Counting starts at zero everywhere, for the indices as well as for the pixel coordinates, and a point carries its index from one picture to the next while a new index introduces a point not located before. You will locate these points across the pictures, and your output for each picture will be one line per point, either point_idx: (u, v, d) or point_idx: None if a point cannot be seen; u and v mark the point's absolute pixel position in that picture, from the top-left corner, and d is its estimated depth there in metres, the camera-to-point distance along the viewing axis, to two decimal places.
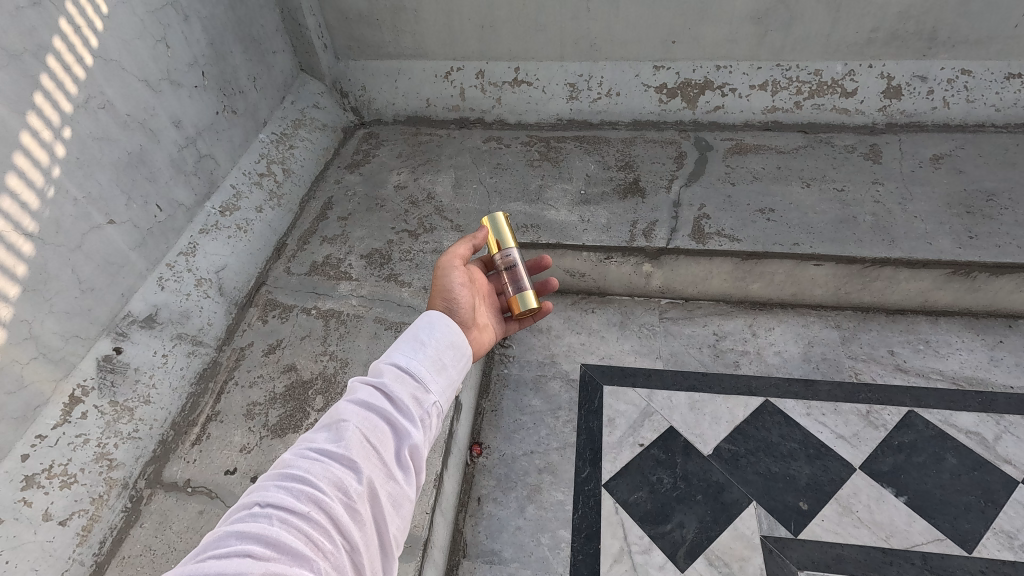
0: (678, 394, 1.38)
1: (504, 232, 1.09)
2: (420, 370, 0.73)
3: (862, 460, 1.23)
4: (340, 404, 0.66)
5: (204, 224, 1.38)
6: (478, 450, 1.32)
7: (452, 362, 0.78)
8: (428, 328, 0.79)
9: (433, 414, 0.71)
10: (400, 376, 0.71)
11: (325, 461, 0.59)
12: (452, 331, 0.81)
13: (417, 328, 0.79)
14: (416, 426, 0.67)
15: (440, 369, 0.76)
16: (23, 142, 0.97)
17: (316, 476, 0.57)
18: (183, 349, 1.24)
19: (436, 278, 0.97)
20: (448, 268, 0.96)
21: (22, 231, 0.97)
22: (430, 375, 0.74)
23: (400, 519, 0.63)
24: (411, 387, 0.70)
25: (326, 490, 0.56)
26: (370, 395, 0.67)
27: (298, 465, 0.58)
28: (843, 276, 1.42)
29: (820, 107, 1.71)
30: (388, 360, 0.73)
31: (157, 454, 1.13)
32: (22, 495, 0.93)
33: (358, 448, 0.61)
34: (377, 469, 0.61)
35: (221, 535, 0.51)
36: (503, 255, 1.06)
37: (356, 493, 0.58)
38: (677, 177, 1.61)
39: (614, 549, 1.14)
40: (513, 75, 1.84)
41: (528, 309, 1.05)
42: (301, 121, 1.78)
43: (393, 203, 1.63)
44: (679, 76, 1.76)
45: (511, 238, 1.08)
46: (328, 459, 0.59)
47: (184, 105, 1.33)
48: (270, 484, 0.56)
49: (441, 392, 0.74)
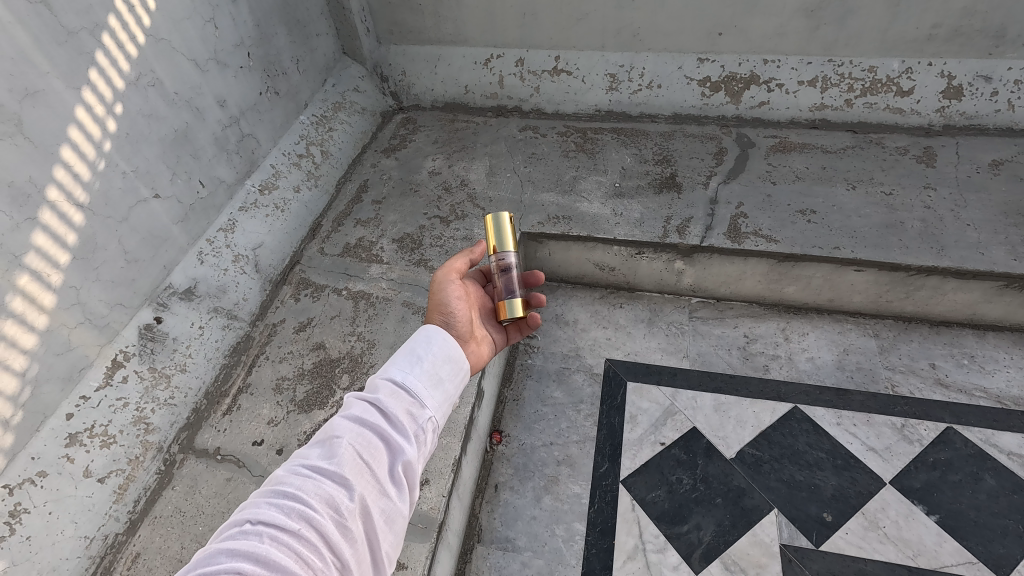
0: (703, 395, 1.35)
1: (502, 233, 1.05)
2: (416, 385, 0.74)
3: (893, 475, 1.19)
4: (335, 420, 0.67)
5: (244, 202, 1.43)
6: (498, 438, 1.33)
7: (449, 376, 0.79)
8: (426, 343, 0.80)
9: (429, 429, 0.72)
10: (396, 391, 0.72)
11: (316, 478, 0.61)
12: (449, 345, 0.82)
13: (414, 342, 0.80)
14: (410, 442, 0.68)
15: (437, 383, 0.76)
16: (77, 117, 1.01)
17: (307, 494, 0.59)
18: (219, 322, 1.28)
19: (433, 292, 0.97)
20: (445, 282, 0.97)
21: (74, 202, 1.02)
22: (426, 390, 0.74)
23: (394, 536, 0.64)
24: (406, 402, 0.71)
25: (316, 507, 0.58)
26: (364, 412, 0.69)
27: (290, 482, 0.60)
28: (886, 283, 1.37)
29: (872, 105, 1.64)
30: (384, 374, 0.74)
31: (191, 422, 1.17)
32: (66, 452, 0.99)
33: (350, 465, 0.62)
34: (370, 485, 0.63)
35: (213, 551, 0.53)
36: (500, 258, 1.03)
37: (347, 510, 0.59)
38: (715, 174, 1.58)
39: (628, 546, 1.13)
40: (553, 64, 1.82)
41: (515, 316, 1.00)
42: (342, 104, 1.81)
43: (427, 188, 1.64)
44: (724, 69, 1.70)
45: (508, 240, 1.05)
46: (320, 475, 0.61)
47: (229, 85, 1.37)
48: (263, 501, 0.58)
49: (437, 407, 0.75)
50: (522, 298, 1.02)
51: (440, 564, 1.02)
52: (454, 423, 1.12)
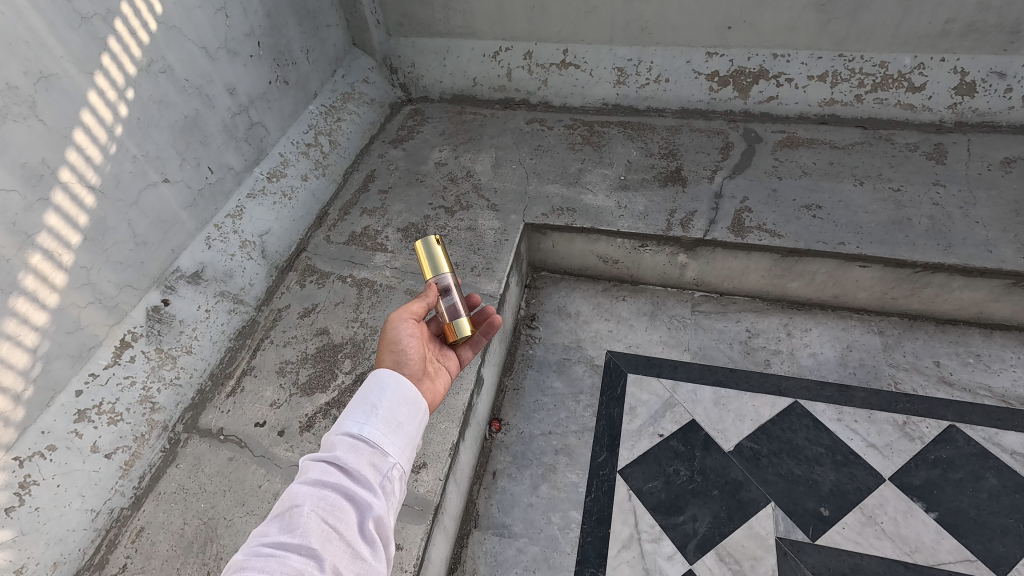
0: (703, 388, 1.35)
1: (434, 254, 1.06)
2: (376, 435, 0.73)
3: (893, 472, 1.18)
4: (294, 488, 0.67)
5: (252, 189, 1.45)
6: (498, 426, 1.33)
7: (408, 418, 0.78)
8: (379, 387, 0.78)
9: (394, 478, 0.72)
10: (354, 446, 0.71)
11: (281, 555, 0.60)
12: (404, 385, 0.80)
13: (368, 389, 0.79)
14: (376, 495, 0.69)
15: (398, 428, 0.76)
16: (90, 101, 1.03)
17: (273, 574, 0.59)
18: (226, 306, 1.31)
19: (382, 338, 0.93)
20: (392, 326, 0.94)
21: (86, 184, 1.04)
22: (387, 438, 0.74)
23: None
24: (367, 455, 0.71)
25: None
26: (323, 474, 0.68)
27: (253, 565, 0.59)
28: (891, 280, 1.36)
29: (883, 101, 1.62)
30: (340, 430, 0.74)
31: (195, 402, 1.19)
32: (74, 427, 1.02)
33: (315, 535, 0.62)
34: (339, 550, 0.63)
35: None
36: (436, 282, 1.03)
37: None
38: (721, 168, 1.57)
39: (623, 535, 1.14)
40: (561, 57, 1.82)
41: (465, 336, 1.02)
42: (351, 95, 1.83)
43: (433, 178, 1.66)
44: (732, 63, 1.70)
45: (441, 261, 1.05)
46: (285, 552, 0.61)
47: (239, 74, 1.39)
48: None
49: (401, 452, 0.75)
50: (465, 317, 1.02)
51: (435, 547, 1.03)
52: (452, 409, 1.14)
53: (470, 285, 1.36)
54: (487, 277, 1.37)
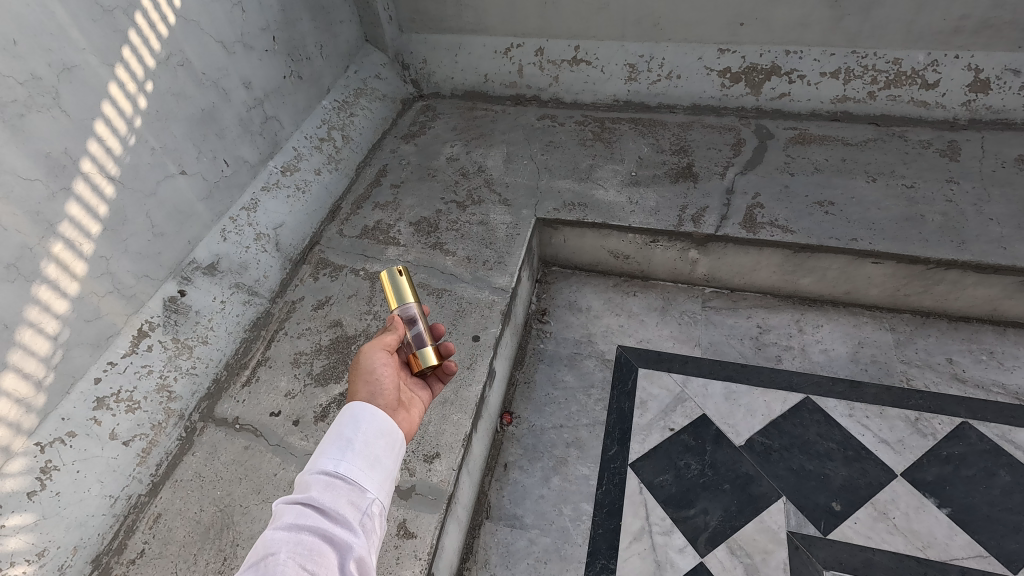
0: (714, 382, 1.36)
1: (397, 283, 0.94)
2: (353, 471, 0.65)
3: (905, 467, 1.18)
4: (266, 536, 0.57)
5: (266, 183, 1.46)
6: (509, 419, 1.34)
7: (385, 452, 0.71)
8: (353, 420, 0.71)
9: (375, 516, 0.64)
10: (331, 484, 0.63)
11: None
12: (380, 416, 0.73)
13: (340, 423, 0.71)
14: (357, 535, 0.60)
15: (375, 463, 0.69)
16: (111, 92, 1.04)
17: None
18: (240, 297, 1.32)
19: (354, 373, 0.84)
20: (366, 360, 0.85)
21: (106, 174, 1.05)
22: (365, 474, 0.67)
23: None
24: (345, 493, 0.63)
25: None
26: (298, 517, 0.59)
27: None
28: (904, 276, 1.36)
29: (896, 98, 1.62)
30: (312, 469, 0.65)
31: (211, 391, 1.21)
32: (94, 414, 1.04)
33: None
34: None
35: None
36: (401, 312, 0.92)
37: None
38: (732, 165, 1.57)
39: (634, 528, 1.14)
40: (572, 53, 1.82)
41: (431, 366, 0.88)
42: (363, 90, 1.84)
43: (444, 173, 1.66)
44: (744, 60, 1.70)
45: (406, 289, 0.93)
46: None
47: (255, 67, 1.41)
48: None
49: (379, 488, 0.67)
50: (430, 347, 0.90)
51: (448, 537, 1.04)
52: (465, 401, 1.14)
53: (482, 278, 1.37)
54: (499, 271, 1.38)
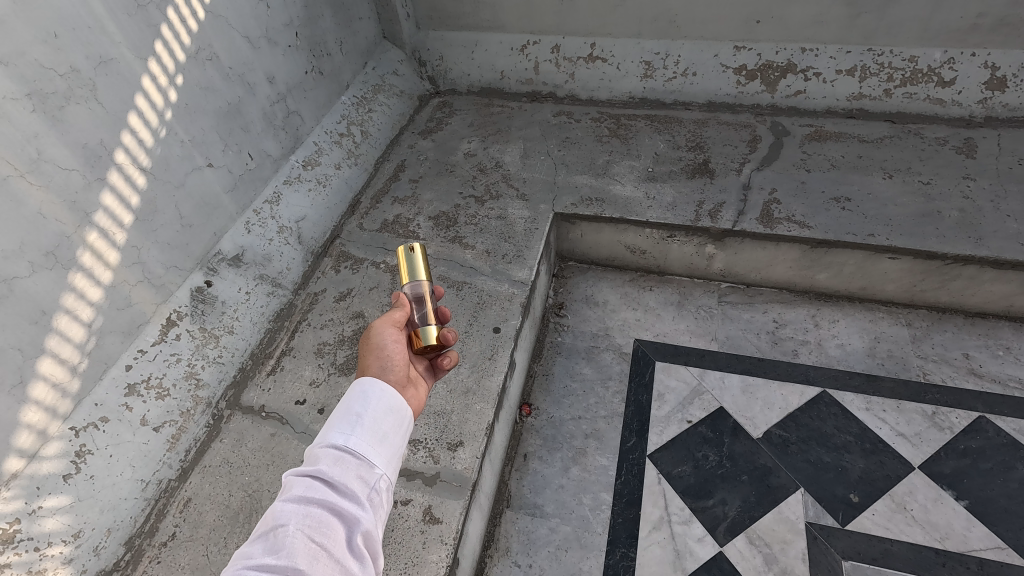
0: (731, 376, 1.37)
1: (411, 260, 0.95)
2: (362, 446, 0.66)
3: (922, 460, 1.19)
4: (276, 507, 0.59)
5: (288, 176, 1.48)
6: (528, 410, 1.36)
7: (394, 428, 0.71)
8: (362, 397, 0.71)
9: (383, 490, 0.65)
10: (340, 459, 0.64)
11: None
12: (389, 394, 0.73)
13: (350, 399, 0.71)
14: (365, 509, 0.62)
15: (384, 439, 0.69)
16: (143, 85, 1.06)
17: None
18: (264, 289, 1.34)
19: (364, 346, 0.85)
20: (377, 334, 0.86)
21: (138, 166, 1.08)
22: (374, 449, 0.67)
23: None
24: (354, 467, 0.64)
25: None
26: (307, 489, 0.61)
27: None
28: (920, 272, 1.37)
29: (912, 96, 1.63)
30: (322, 443, 0.66)
31: (237, 380, 1.23)
32: (125, 400, 1.06)
33: (302, 554, 0.55)
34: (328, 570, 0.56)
35: None
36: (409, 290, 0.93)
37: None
38: (748, 161, 1.58)
39: (654, 517, 1.16)
40: (588, 51, 1.84)
41: (431, 345, 0.88)
42: (381, 87, 1.86)
43: (462, 168, 1.68)
44: (760, 57, 1.71)
45: (418, 268, 0.94)
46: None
47: (278, 63, 1.43)
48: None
49: (388, 463, 0.68)
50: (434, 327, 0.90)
51: (472, 523, 1.06)
52: (487, 391, 1.16)
53: (501, 272, 1.39)
54: (518, 265, 1.40)
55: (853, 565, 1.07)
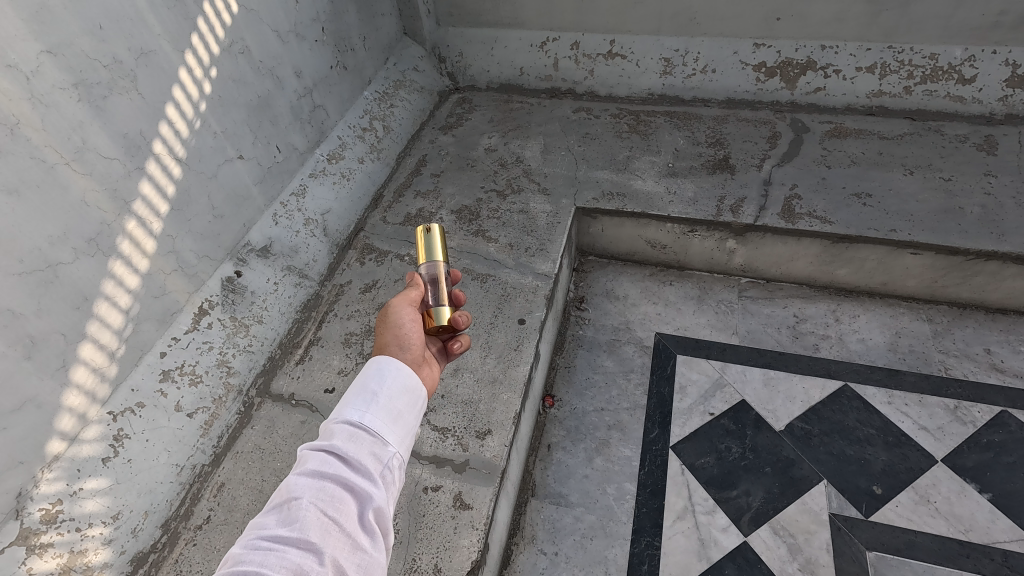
0: (753, 369, 1.38)
1: (429, 241, 0.97)
2: (376, 424, 0.67)
3: (945, 453, 1.20)
4: (291, 479, 0.61)
5: (314, 169, 1.50)
6: (551, 401, 1.37)
7: (407, 407, 0.72)
8: (377, 375, 0.72)
9: (395, 467, 0.67)
10: (354, 435, 0.65)
11: (279, 549, 0.55)
12: (404, 373, 0.74)
13: (365, 377, 0.72)
14: (377, 485, 0.63)
15: (397, 417, 0.70)
16: (180, 77, 1.08)
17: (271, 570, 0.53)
18: (292, 279, 1.36)
19: (382, 321, 0.87)
20: (397, 310, 0.88)
21: (174, 156, 1.10)
22: (387, 427, 0.68)
23: None
24: (367, 444, 0.65)
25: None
26: (321, 464, 0.62)
27: (251, 559, 0.54)
28: (942, 267, 1.37)
29: (932, 93, 1.63)
30: (337, 418, 0.67)
31: (266, 368, 1.25)
32: (160, 386, 1.08)
33: (315, 527, 0.57)
34: (340, 543, 0.57)
35: None
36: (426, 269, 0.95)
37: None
38: (768, 157, 1.59)
39: (678, 507, 1.17)
40: (608, 47, 1.85)
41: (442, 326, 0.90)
42: (402, 82, 1.88)
43: (483, 163, 1.70)
44: (780, 55, 1.71)
45: (436, 247, 0.96)
46: (283, 545, 0.55)
47: (306, 57, 1.45)
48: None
49: (401, 441, 0.69)
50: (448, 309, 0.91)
51: (500, 511, 1.07)
52: (514, 381, 1.18)
53: (525, 264, 1.40)
54: (542, 258, 1.41)
55: (878, 555, 1.08)
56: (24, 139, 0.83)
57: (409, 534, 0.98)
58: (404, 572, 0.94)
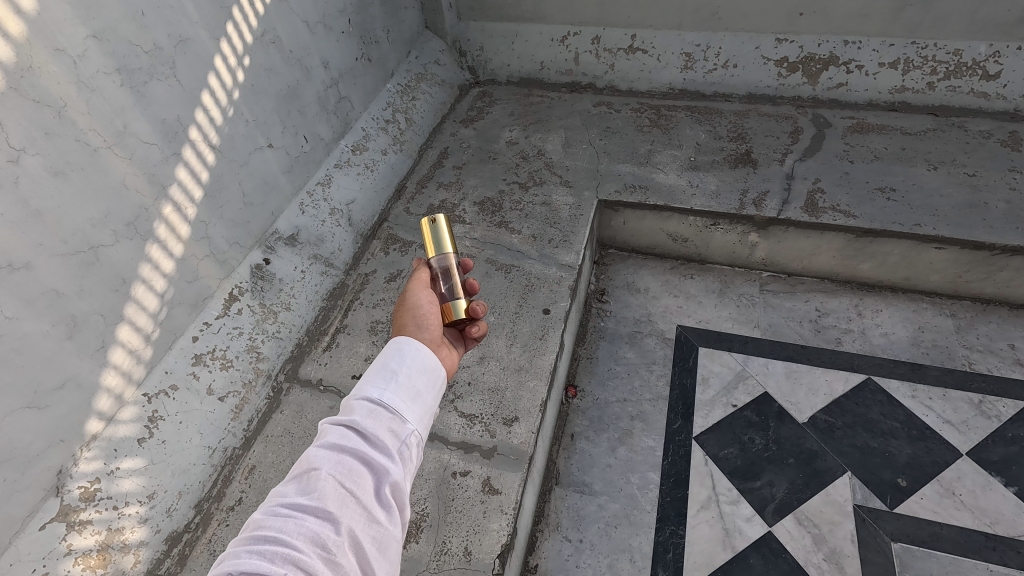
0: (775, 362, 1.38)
1: (436, 233, 0.97)
2: (395, 402, 0.68)
3: (970, 447, 1.20)
4: (311, 451, 0.62)
5: (339, 160, 1.52)
6: (574, 391, 1.38)
7: (426, 388, 0.73)
8: (398, 354, 0.73)
9: (413, 445, 0.67)
10: (373, 412, 0.66)
11: (298, 517, 0.56)
12: (424, 353, 0.75)
13: (386, 356, 0.73)
14: (395, 461, 0.64)
15: (416, 397, 0.71)
16: (215, 65, 1.10)
17: (289, 535, 0.54)
18: (318, 268, 1.37)
19: (402, 301, 0.90)
20: (415, 290, 0.90)
21: (209, 143, 1.11)
22: (406, 405, 0.69)
23: (389, 563, 0.60)
24: (386, 421, 0.66)
25: (301, 548, 0.53)
26: (341, 438, 0.63)
27: (270, 525, 0.55)
28: (966, 262, 1.37)
29: (955, 89, 1.63)
30: (358, 396, 0.68)
31: (294, 354, 1.26)
32: (193, 369, 1.10)
33: (333, 497, 0.58)
34: (356, 514, 0.58)
35: None
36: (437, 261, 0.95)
37: (335, 545, 0.55)
38: (791, 152, 1.59)
39: (701, 497, 1.18)
40: (629, 42, 1.85)
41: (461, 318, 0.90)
42: (423, 75, 1.89)
43: (505, 156, 1.71)
44: (803, 50, 1.71)
45: (444, 239, 0.97)
46: (302, 513, 0.56)
47: (332, 48, 1.46)
48: (242, 550, 0.53)
49: (419, 420, 0.70)
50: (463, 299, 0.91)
51: (527, 497, 1.08)
52: (540, 369, 1.19)
53: (549, 256, 1.41)
54: (565, 249, 1.42)
55: (903, 547, 1.08)
56: (70, 123, 0.85)
57: (439, 518, 1.00)
58: (435, 554, 0.95)
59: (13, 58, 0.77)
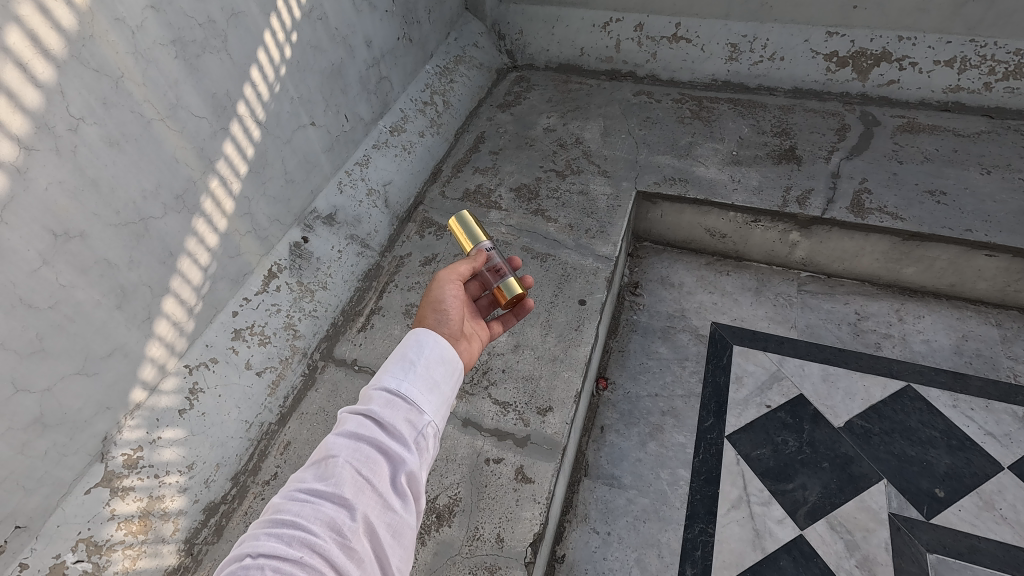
0: (811, 364, 1.36)
1: (468, 228, 1.02)
2: (412, 392, 0.66)
3: (1012, 461, 1.17)
4: (329, 439, 0.61)
5: (377, 140, 1.51)
6: (604, 384, 1.37)
7: (444, 379, 0.71)
8: (417, 345, 0.71)
9: (430, 435, 0.65)
10: (390, 402, 0.64)
11: (315, 502, 0.55)
12: (442, 345, 0.73)
13: (405, 346, 0.71)
14: (411, 450, 0.62)
15: (434, 388, 0.69)
16: (264, 40, 1.10)
17: (307, 519, 0.53)
18: (354, 248, 1.38)
19: (428, 289, 0.87)
20: (443, 282, 0.87)
21: (255, 119, 1.11)
22: (424, 396, 0.67)
23: (404, 550, 0.58)
24: (403, 411, 0.64)
25: (318, 532, 0.52)
26: (358, 427, 0.62)
27: (288, 509, 0.54)
28: (1017, 271, 1.33)
29: (1015, 90, 1.55)
30: (375, 386, 0.66)
31: (330, 334, 1.27)
32: (232, 344, 1.11)
33: (350, 484, 0.56)
34: (373, 501, 0.57)
35: None
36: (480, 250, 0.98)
37: (352, 530, 0.54)
38: (837, 150, 1.55)
39: (732, 496, 1.17)
40: (673, 30, 1.81)
41: (513, 297, 0.95)
42: (462, 58, 1.87)
43: (542, 143, 1.68)
44: (854, 44, 1.65)
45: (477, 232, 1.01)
46: (319, 499, 0.55)
47: (376, 27, 1.45)
48: (262, 533, 0.52)
49: (436, 411, 0.68)
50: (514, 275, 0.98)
51: (559, 487, 1.07)
52: (575, 359, 1.18)
53: (585, 246, 1.39)
54: (602, 240, 1.40)
55: (939, 558, 1.06)
56: (126, 93, 0.85)
57: (471, 503, 1.00)
58: (467, 539, 0.96)
59: (75, 25, 0.77)
